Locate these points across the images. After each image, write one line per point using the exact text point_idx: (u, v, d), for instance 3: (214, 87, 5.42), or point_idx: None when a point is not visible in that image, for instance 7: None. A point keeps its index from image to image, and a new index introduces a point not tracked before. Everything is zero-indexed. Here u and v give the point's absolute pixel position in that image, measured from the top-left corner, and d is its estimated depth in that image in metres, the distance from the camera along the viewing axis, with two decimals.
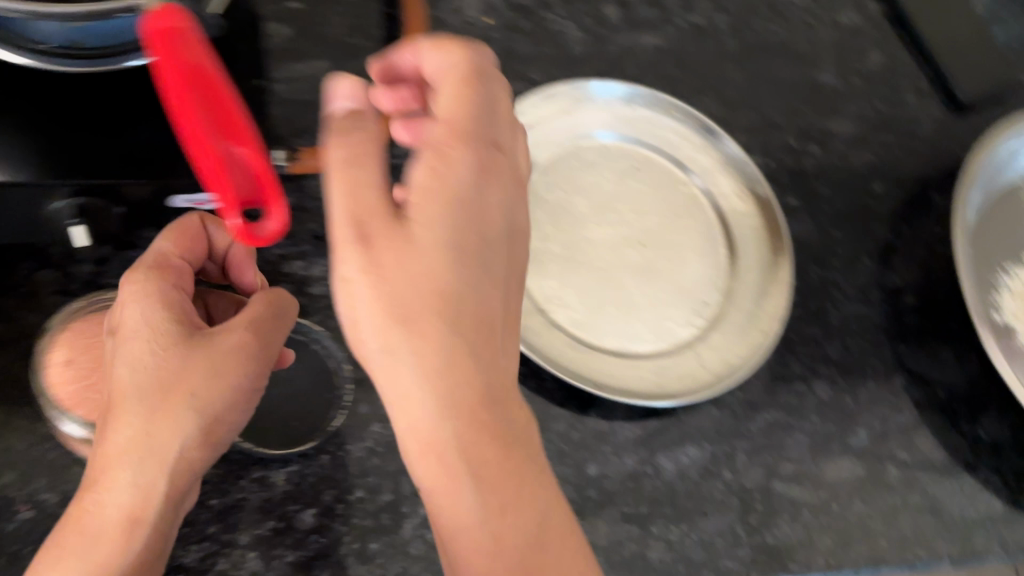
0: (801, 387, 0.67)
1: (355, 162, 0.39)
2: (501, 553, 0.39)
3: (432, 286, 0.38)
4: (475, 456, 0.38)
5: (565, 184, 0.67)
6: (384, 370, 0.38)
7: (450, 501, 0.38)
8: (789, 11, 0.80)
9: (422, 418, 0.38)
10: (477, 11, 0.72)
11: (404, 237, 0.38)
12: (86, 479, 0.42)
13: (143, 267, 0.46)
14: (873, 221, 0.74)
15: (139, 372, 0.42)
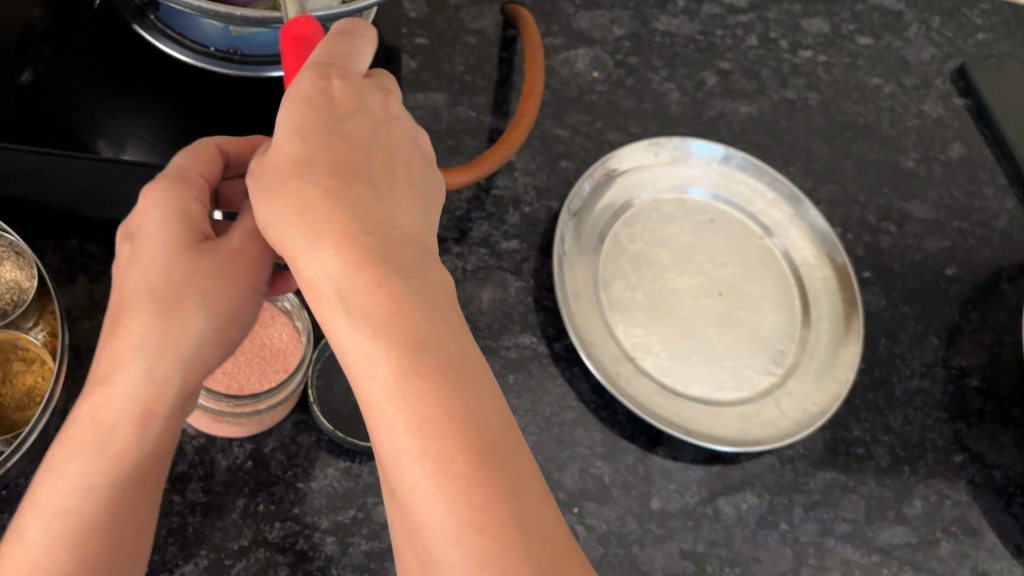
0: (861, 451, 0.68)
1: (319, 97, 0.40)
2: (442, 473, 0.33)
3: (319, 187, 0.37)
4: (401, 357, 0.35)
5: (657, 231, 0.71)
6: (310, 277, 0.37)
7: (375, 408, 0.35)
8: (878, 97, 0.84)
9: (343, 319, 0.36)
10: (586, 65, 0.77)
11: (278, 147, 0.38)
12: (94, 378, 0.41)
13: (163, 174, 0.43)
14: (944, 303, 0.76)
15: (152, 271, 0.41)
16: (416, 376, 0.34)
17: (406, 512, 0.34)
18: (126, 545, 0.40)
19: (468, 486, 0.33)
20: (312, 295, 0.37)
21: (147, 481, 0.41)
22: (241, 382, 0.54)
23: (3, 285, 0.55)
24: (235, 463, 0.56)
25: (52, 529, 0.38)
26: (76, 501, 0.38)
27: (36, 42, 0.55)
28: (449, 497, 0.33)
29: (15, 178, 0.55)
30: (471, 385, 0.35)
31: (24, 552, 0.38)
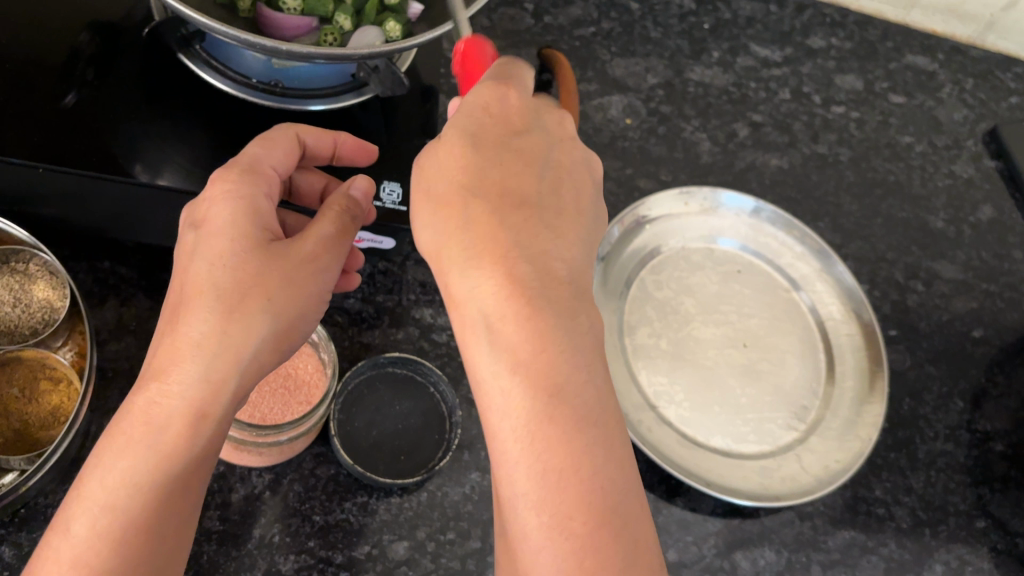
0: (882, 512, 0.67)
1: (465, 125, 0.43)
2: (549, 498, 0.37)
3: (488, 215, 0.40)
4: (534, 382, 0.37)
5: (683, 280, 0.71)
6: (461, 293, 0.39)
7: (493, 420, 0.38)
8: (908, 156, 0.84)
9: (482, 340, 0.39)
10: (619, 111, 0.78)
11: (441, 173, 0.42)
12: (153, 371, 0.42)
13: (237, 168, 0.47)
14: (970, 365, 0.75)
15: (220, 269, 0.43)
16: (535, 405, 0.37)
17: (513, 515, 0.38)
18: (168, 545, 0.40)
19: (569, 526, 0.36)
20: (456, 310, 0.40)
21: (193, 483, 0.41)
22: (264, 413, 0.54)
23: (34, 304, 0.55)
24: (252, 493, 0.56)
25: (98, 521, 0.39)
26: (125, 494, 0.39)
27: (82, 66, 0.56)
28: (550, 523, 0.36)
29: (53, 198, 0.56)
30: (587, 422, 0.38)
31: (72, 541, 0.38)
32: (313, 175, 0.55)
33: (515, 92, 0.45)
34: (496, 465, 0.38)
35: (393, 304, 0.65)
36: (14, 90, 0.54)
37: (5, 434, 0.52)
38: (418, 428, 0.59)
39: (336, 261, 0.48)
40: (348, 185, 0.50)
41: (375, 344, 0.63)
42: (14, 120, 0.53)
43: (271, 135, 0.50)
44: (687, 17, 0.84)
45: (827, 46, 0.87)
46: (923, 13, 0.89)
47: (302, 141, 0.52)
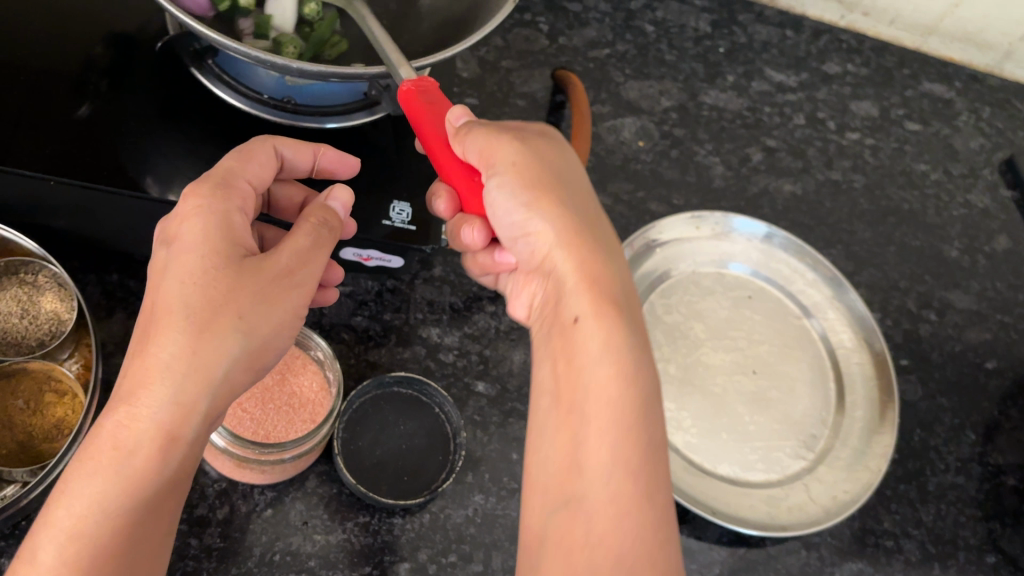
0: (890, 544, 0.66)
1: (577, 160, 0.50)
2: (639, 468, 0.40)
3: (603, 235, 0.47)
4: (642, 370, 0.42)
5: (693, 305, 0.71)
6: (590, 277, 0.44)
7: (602, 383, 0.41)
8: (923, 184, 0.83)
9: (607, 320, 0.43)
10: (632, 133, 0.77)
11: (569, 184, 0.48)
12: (118, 393, 0.41)
13: (209, 183, 0.45)
14: (983, 397, 0.74)
15: (189, 286, 0.42)
16: (643, 389, 0.42)
17: (594, 473, 0.39)
18: (139, 573, 0.39)
19: (650, 497, 0.39)
20: (577, 280, 0.44)
21: (163, 506, 0.41)
22: (268, 431, 0.54)
23: (42, 316, 0.55)
24: (254, 510, 0.56)
25: (67, 550, 0.37)
26: (94, 522, 0.38)
27: (94, 79, 0.57)
28: (632, 493, 0.39)
29: (63, 211, 0.56)
30: (662, 417, 0.42)
31: (35, 572, 0.37)
32: (292, 187, 0.54)
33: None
34: (581, 434, 0.41)
35: (400, 322, 0.65)
36: (27, 103, 0.55)
37: (8, 446, 0.52)
38: (422, 449, 0.59)
39: (309, 275, 0.47)
40: (330, 197, 0.50)
41: (381, 362, 0.63)
42: (26, 132, 0.54)
43: (248, 146, 0.49)
44: (703, 40, 0.84)
45: (843, 72, 0.87)
46: (941, 41, 0.88)
47: (279, 155, 0.51)
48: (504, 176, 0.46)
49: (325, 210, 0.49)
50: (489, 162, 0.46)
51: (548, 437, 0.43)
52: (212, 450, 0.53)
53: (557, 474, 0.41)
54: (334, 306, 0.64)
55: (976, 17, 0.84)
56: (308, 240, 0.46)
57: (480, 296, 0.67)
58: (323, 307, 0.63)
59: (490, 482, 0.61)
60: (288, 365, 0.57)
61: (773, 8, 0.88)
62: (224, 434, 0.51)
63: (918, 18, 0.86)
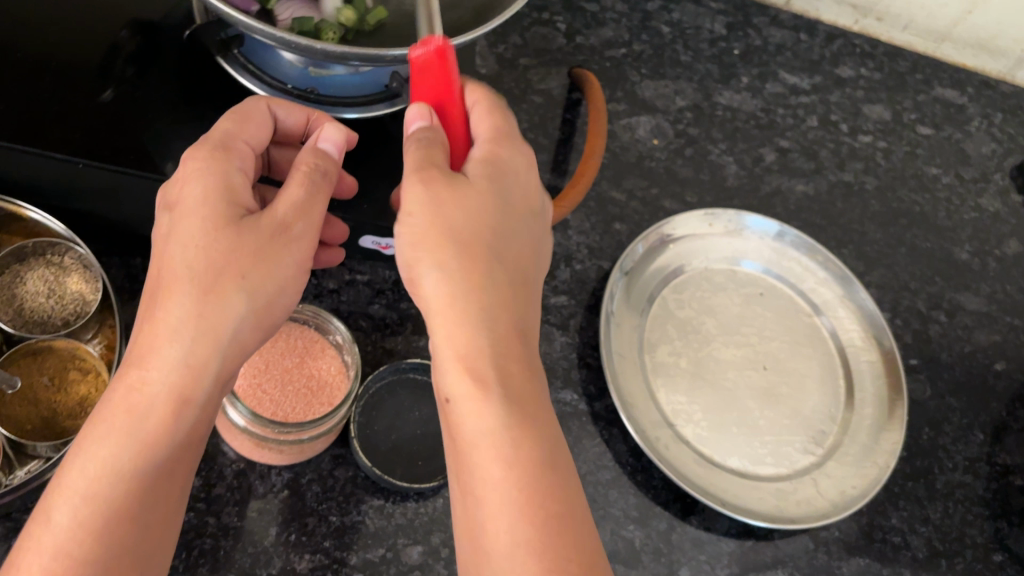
0: (898, 541, 0.67)
1: (498, 186, 0.46)
2: (544, 542, 0.38)
3: (497, 281, 0.43)
4: (533, 440, 0.40)
5: (705, 301, 0.71)
6: (472, 348, 0.41)
7: (492, 469, 0.39)
8: (935, 187, 0.84)
9: (493, 392, 0.40)
10: (647, 132, 0.79)
11: (465, 221, 0.43)
12: (129, 358, 0.42)
13: (209, 145, 0.46)
14: (991, 398, 0.75)
15: (192, 250, 0.42)
16: (538, 457, 0.40)
17: (490, 524, 0.39)
18: (151, 532, 0.42)
19: (566, 567, 0.38)
20: (457, 358, 0.41)
21: (175, 467, 0.42)
22: (287, 411, 0.55)
23: (67, 296, 0.56)
24: (271, 491, 0.57)
25: (81, 513, 0.39)
26: (106, 485, 0.40)
27: (121, 64, 0.58)
28: (540, 563, 0.37)
29: (90, 194, 0.58)
30: (563, 480, 0.40)
31: (50, 533, 0.39)
32: (290, 150, 0.56)
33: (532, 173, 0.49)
34: (483, 519, 0.39)
35: (417, 311, 0.66)
36: (56, 88, 0.56)
37: (34, 421, 0.53)
38: (437, 434, 0.60)
39: (313, 227, 0.47)
40: (319, 139, 0.50)
41: (398, 350, 0.64)
42: (57, 116, 0.55)
43: (244, 105, 0.50)
44: (718, 42, 0.85)
45: (856, 76, 0.88)
46: (954, 47, 0.89)
47: (273, 115, 0.52)
48: (409, 226, 0.43)
49: (317, 151, 0.49)
50: (409, 213, 0.43)
51: (456, 504, 0.42)
52: (232, 428, 0.54)
53: (469, 556, 0.40)
54: (352, 294, 0.65)
55: (990, 24, 0.85)
56: (303, 190, 0.46)
57: None
58: (341, 295, 0.64)
59: None
60: (307, 348, 0.58)
61: (788, 12, 0.89)
62: (243, 413, 0.52)
63: (931, 24, 0.87)
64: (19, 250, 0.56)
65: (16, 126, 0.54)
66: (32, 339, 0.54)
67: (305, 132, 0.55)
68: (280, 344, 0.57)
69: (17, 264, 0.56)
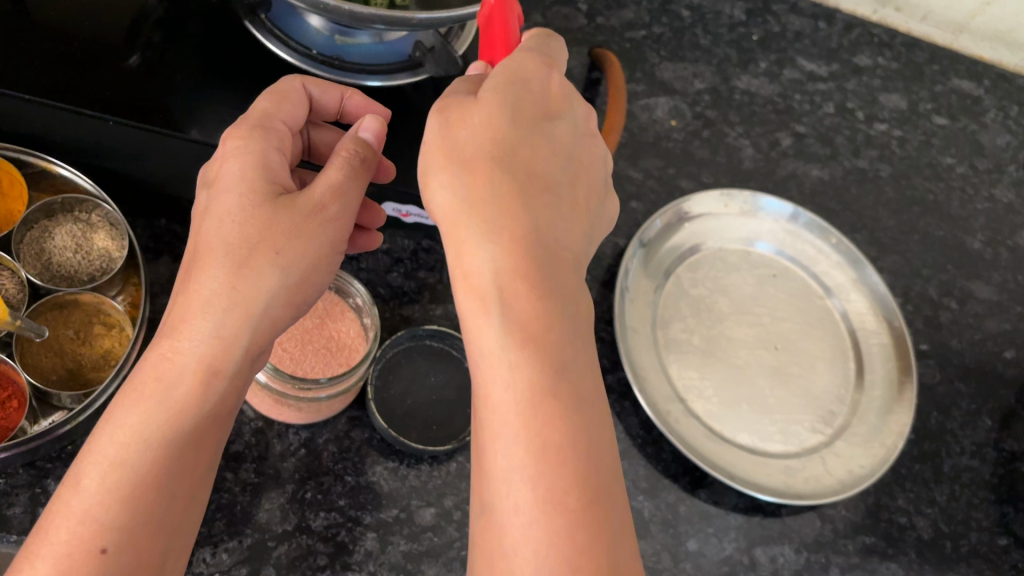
0: (904, 521, 0.68)
1: (513, 96, 0.43)
2: (540, 474, 0.36)
3: (505, 192, 0.40)
4: (539, 345, 0.38)
5: (717, 280, 0.72)
6: (472, 264, 0.39)
7: (493, 393, 0.37)
8: (949, 176, 0.84)
9: (491, 313, 0.38)
10: (665, 113, 0.79)
11: (473, 149, 0.41)
12: (164, 330, 0.43)
13: (248, 123, 0.47)
14: (1000, 385, 0.75)
15: (227, 224, 0.43)
16: (544, 378, 0.37)
17: (501, 452, 0.37)
18: (178, 504, 0.41)
19: (564, 500, 0.35)
20: (462, 278, 0.40)
21: (205, 439, 0.42)
22: (306, 369, 0.56)
23: (93, 252, 0.57)
24: (288, 449, 0.58)
25: (108, 478, 0.39)
26: (134, 450, 0.40)
27: (148, 32, 0.59)
28: (534, 493, 0.35)
29: (115, 152, 0.59)
30: (581, 398, 0.38)
31: (77, 499, 0.38)
32: (328, 132, 0.57)
33: (556, 79, 0.45)
34: (484, 445, 0.38)
35: (434, 280, 0.67)
36: (85, 51, 0.57)
37: (58, 373, 0.54)
38: (451, 401, 0.60)
39: (349, 211, 0.47)
40: (359, 129, 0.50)
41: (414, 317, 0.65)
42: (86, 78, 0.56)
43: (279, 84, 0.51)
44: (737, 27, 0.86)
45: (873, 65, 0.88)
46: (972, 39, 0.89)
47: (306, 93, 0.53)
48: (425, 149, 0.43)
49: (354, 138, 0.49)
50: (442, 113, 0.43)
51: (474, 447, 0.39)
52: (253, 386, 0.55)
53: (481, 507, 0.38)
54: (371, 261, 0.65)
55: (1008, 17, 0.85)
56: (336, 170, 0.47)
57: None
58: (360, 262, 0.65)
59: None
60: (327, 311, 0.59)
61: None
62: (265, 368, 0.53)
63: (950, 15, 0.87)
64: (47, 206, 0.57)
65: (46, 85, 0.55)
66: (60, 293, 0.54)
67: (337, 111, 0.56)
68: None
69: (45, 220, 0.57)
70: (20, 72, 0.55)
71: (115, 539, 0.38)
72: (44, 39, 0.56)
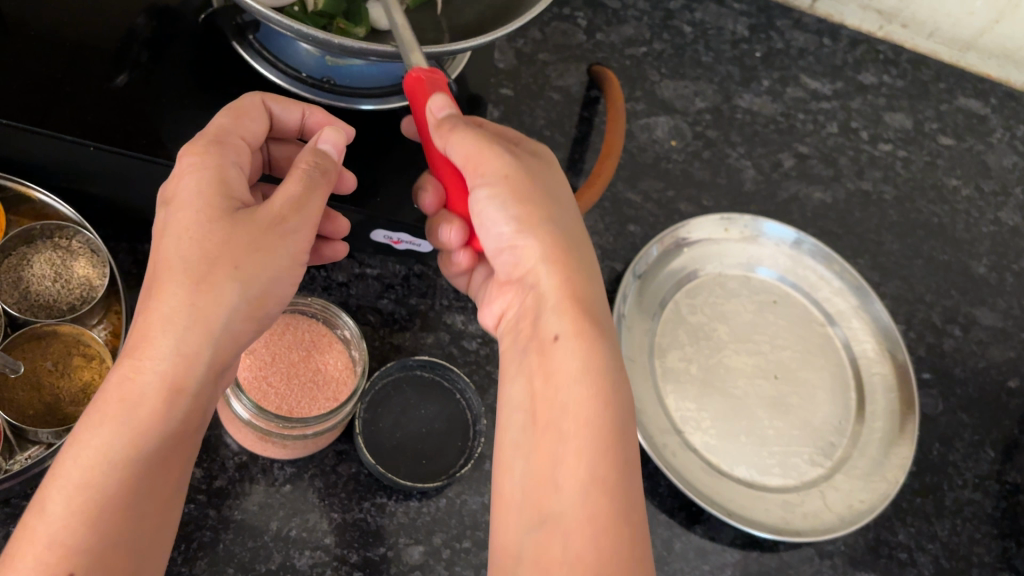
0: (905, 557, 0.66)
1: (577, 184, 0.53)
2: (610, 483, 0.40)
3: (579, 255, 0.49)
4: (612, 384, 0.43)
5: (716, 306, 0.71)
6: (568, 297, 0.46)
7: (571, 414, 0.43)
8: (954, 199, 0.83)
9: (581, 339, 0.45)
10: (666, 133, 0.78)
11: (565, 223, 0.49)
12: (124, 349, 0.40)
13: (203, 140, 0.45)
14: (1004, 415, 0.74)
15: (184, 241, 0.41)
16: (612, 410, 0.42)
17: (571, 476, 0.41)
18: (147, 524, 0.39)
19: (627, 495, 0.41)
20: (561, 296, 0.47)
21: (172, 460, 0.40)
22: (292, 406, 0.54)
23: (74, 281, 0.56)
24: (273, 485, 0.56)
25: (75, 500, 0.37)
26: (100, 472, 0.38)
27: (133, 49, 0.57)
28: (610, 480, 0.40)
29: (97, 176, 0.57)
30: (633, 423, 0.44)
31: (45, 522, 0.37)
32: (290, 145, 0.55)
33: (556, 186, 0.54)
34: (551, 466, 0.42)
35: (426, 306, 0.65)
36: (67, 71, 0.55)
37: (34, 407, 0.52)
38: (441, 433, 0.59)
39: (308, 225, 0.45)
40: (319, 141, 0.47)
41: (404, 345, 0.63)
42: (66, 101, 0.54)
43: (238, 103, 0.49)
44: (740, 43, 0.84)
45: (878, 83, 0.87)
46: (979, 57, 0.88)
47: (269, 110, 0.51)
48: (495, 186, 0.47)
49: (311, 149, 0.47)
50: (477, 172, 0.47)
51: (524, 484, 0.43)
52: (235, 421, 0.54)
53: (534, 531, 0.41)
54: (361, 288, 0.64)
55: (1016, 35, 0.83)
56: (294, 175, 0.44)
57: None
58: (349, 288, 0.64)
59: None
60: (313, 342, 0.58)
61: (812, 14, 0.88)
62: (249, 407, 0.51)
63: (957, 33, 0.85)
64: (28, 232, 0.55)
65: (24, 107, 0.53)
66: (35, 325, 0.53)
67: (298, 129, 0.53)
68: (288, 336, 0.57)
69: (24, 247, 0.56)
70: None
71: (87, 562, 0.37)
72: (24, 59, 0.54)
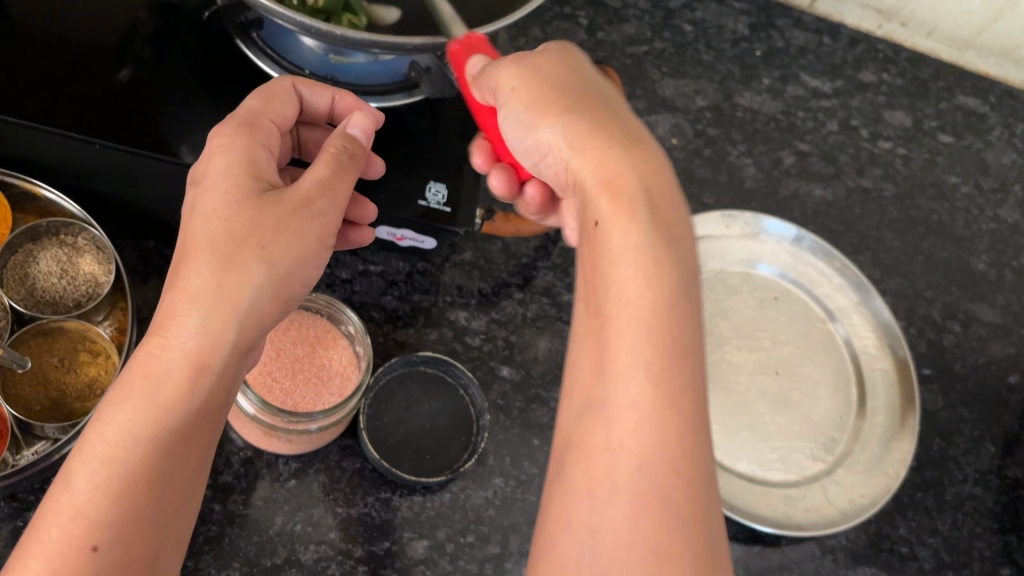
0: (906, 551, 0.66)
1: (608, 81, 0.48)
2: (664, 374, 0.36)
3: (621, 127, 0.44)
4: (672, 268, 0.39)
5: (717, 302, 0.71)
6: (608, 170, 0.42)
7: (626, 292, 0.38)
8: (953, 196, 0.83)
9: (633, 214, 0.40)
10: (666, 131, 0.78)
11: (612, 109, 0.46)
12: (150, 331, 0.40)
13: (231, 124, 0.46)
14: (1005, 411, 0.74)
15: (213, 221, 0.41)
16: (672, 291, 0.38)
17: (629, 357, 0.36)
18: (170, 501, 0.38)
19: (679, 404, 0.35)
20: (598, 181, 0.42)
21: (194, 441, 0.40)
22: (299, 402, 0.55)
23: (79, 278, 0.56)
24: (278, 480, 0.57)
25: (99, 474, 0.36)
26: (125, 445, 0.37)
27: (139, 47, 0.57)
28: (659, 390, 0.36)
29: (102, 173, 0.57)
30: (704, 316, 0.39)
31: (68, 495, 0.36)
32: (320, 130, 0.55)
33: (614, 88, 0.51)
34: (608, 344, 0.37)
35: (429, 302, 0.65)
36: (72, 70, 0.55)
37: (41, 402, 0.53)
38: (445, 429, 0.59)
39: (334, 210, 0.45)
40: (347, 125, 0.48)
41: (407, 342, 0.63)
42: (71, 98, 0.54)
43: (270, 84, 0.50)
44: (740, 42, 0.85)
45: (878, 81, 0.87)
46: (978, 55, 0.88)
47: (299, 94, 0.52)
48: (510, 102, 0.46)
49: (340, 132, 0.47)
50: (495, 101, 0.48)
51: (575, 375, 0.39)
52: (241, 416, 0.54)
53: (581, 430, 0.37)
54: (364, 285, 0.64)
55: (1015, 33, 0.84)
56: (320, 159, 0.45)
57: (510, 282, 0.68)
58: (353, 285, 0.64)
59: (509, 467, 0.61)
60: (318, 338, 0.58)
61: (811, 13, 0.88)
62: (254, 402, 0.52)
63: (956, 32, 0.86)
64: (33, 230, 0.56)
65: (30, 106, 0.53)
66: (43, 321, 0.53)
67: (329, 113, 0.54)
68: (293, 332, 0.58)
69: (31, 244, 0.56)
70: (4, 94, 0.53)
71: (108, 534, 0.36)
72: (30, 59, 0.55)
